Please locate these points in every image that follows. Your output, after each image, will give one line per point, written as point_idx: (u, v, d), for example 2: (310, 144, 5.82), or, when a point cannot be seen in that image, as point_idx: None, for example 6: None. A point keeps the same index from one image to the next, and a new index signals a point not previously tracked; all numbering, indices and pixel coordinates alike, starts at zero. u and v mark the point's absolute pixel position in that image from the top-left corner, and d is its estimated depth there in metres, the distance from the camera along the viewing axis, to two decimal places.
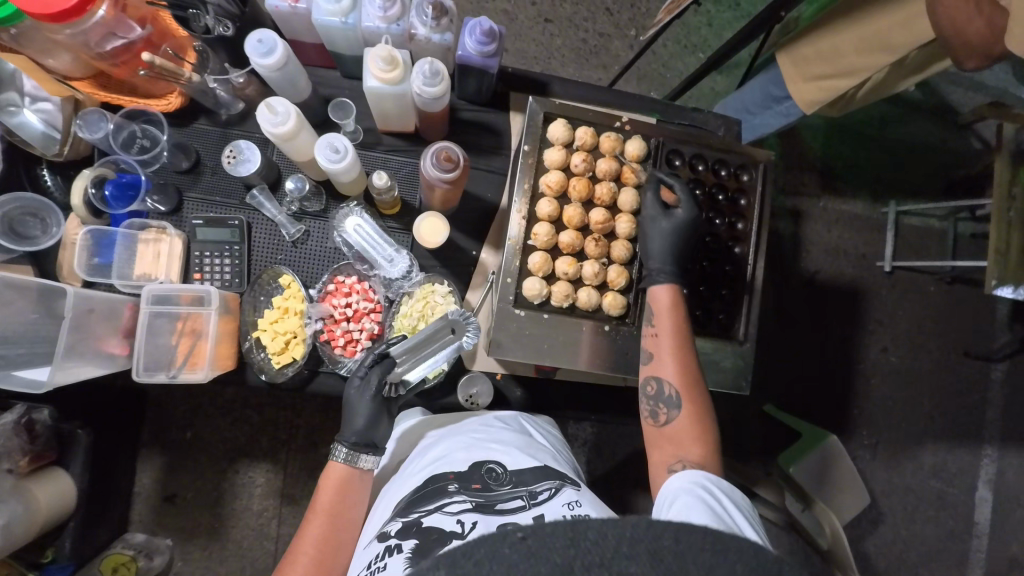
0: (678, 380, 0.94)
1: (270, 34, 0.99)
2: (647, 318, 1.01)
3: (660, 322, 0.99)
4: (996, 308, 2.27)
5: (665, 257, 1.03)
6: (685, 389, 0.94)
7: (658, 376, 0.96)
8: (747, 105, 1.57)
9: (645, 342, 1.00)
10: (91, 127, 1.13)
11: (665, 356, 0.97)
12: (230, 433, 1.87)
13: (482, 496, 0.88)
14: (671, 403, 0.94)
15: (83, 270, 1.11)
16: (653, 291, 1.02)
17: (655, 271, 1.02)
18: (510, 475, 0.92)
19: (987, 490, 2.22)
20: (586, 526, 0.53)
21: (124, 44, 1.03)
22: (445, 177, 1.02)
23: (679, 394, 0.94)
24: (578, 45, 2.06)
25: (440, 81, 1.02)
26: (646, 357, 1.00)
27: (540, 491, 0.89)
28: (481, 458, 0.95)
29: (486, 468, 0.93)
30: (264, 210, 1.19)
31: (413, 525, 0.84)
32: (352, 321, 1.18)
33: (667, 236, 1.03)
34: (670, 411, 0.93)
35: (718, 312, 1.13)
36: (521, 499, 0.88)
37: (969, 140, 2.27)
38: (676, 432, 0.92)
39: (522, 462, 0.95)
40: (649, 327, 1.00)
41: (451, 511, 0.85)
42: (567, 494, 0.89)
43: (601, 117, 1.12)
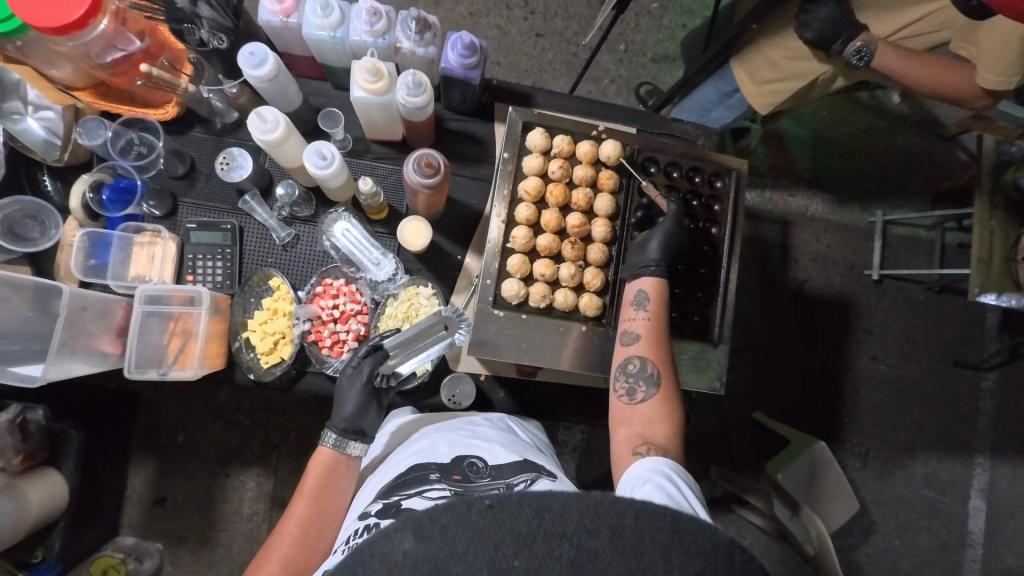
0: (658, 361, 1.00)
1: (261, 47, 1.04)
2: (633, 303, 1.06)
3: (646, 307, 1.04)
4: (984, 316, 2.29)
5: (655, 254, 1.08)
6: (662, 370, 0.99)
7: (635, 355, 1.01)
8: (701, 105, 1.66)
9: (628, 325, 1.04)
10: (90, 134, 1.18)
11: (647, 339, 1.01)
12: (223, 436, 1.89)
13: (461, 486, 0.90)
14: (648, 381, 0.98)
15: (80, 270, 1.15)
16: (641, 280, 1.07)
17: (647, 263, 1.07)
18: (490, 469, 0.95)
19: (980, 500, 2.22)
20: (551, 499, 0.54)
21: (123, 56, 1.09)
22: (426, 182, 1.06)
23: (658, 373, 0.98)
24: (569, 58, 2.12)
25: (423, 92, 1.07)
26: (628, 338, 1.03)
27: (517, 483, 0.91)
28: (464, 453, 0.98)
29: (467, 462, 0.95)
30: (256, 214, 1.23)
31: (392, 506, 0.87)
32: (339, 323, 1.21)
33: (659, 236, 1.08)
34: (648, 390, 0.97)
35: (693, 314, 1.17)
36: (498, 491, 0.90)
37: (953, 151, 2.32)
38: (649, 409, 0.96)
39: (502, 457, 0.97)
40: (636, 311, 1.04)
41: (430, 496, 0.87)
42: (543, 483, 0.91)
43: (580, 126, 1.17)
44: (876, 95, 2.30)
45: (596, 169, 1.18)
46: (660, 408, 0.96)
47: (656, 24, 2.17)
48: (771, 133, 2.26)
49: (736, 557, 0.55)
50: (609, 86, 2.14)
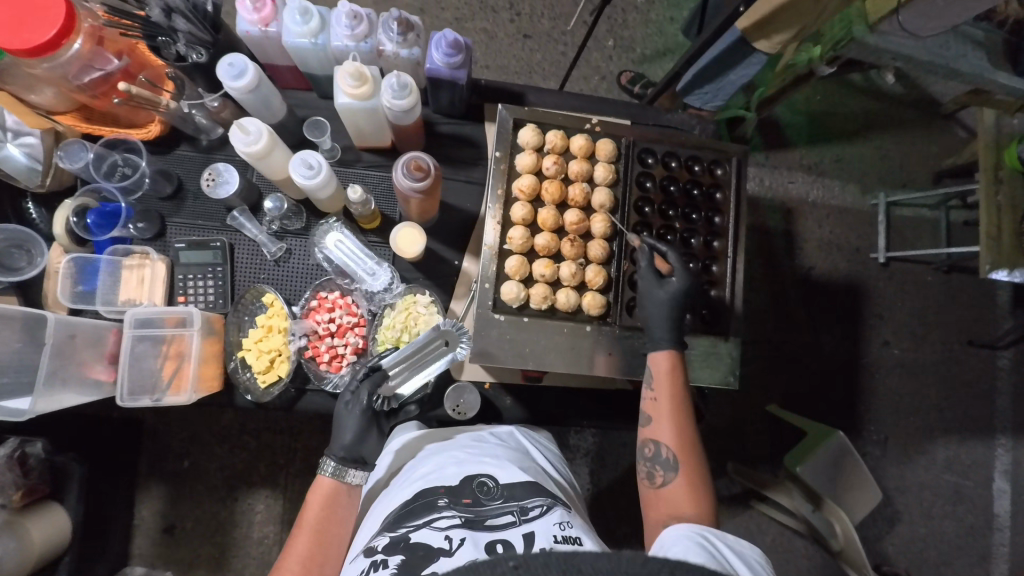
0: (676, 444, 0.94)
1: (240, 57, 1.02)
2: (646, 381, 1.01)
3: (657, 387, 0.99)
4: (996, 293, 2.24)
5: (664, 327, 1.02)
6: (682, 453, 0.94)
7: (655, 440, 0.97)
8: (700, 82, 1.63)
9: (644, 406, 1.00)
10: (72, 157, 1.16)
11: (664, 422, 0.96)
12: (227, 460, 1.85)
13: (472, 510, 0.86)
14: (667, 465, 0.94)
15: (67, 297, 1.12)
16: (653, 356, 1.01)
17: (659, 340, 1.02)
18: (502, 489, 0.90)
19: (1005, 482, 2.16)
20: (581, 559, 0.60)
21: (102, 76, 1.06)
22: (416, 186, 1.03)
23: (677, 457, 0.94)
24: (557, 58, 2.10)
25: (409, 93, 1.03)
26: (644, 420, 1.00)
27: (531, 507, 0.87)
28: (474, 471, 0.93)
29: (477, 482, 0.91)
30: (245, 230, 1.20)
31: (401, 541, 0.83)
32: (336, 336, 1.18)
33: (668, 301, 1.03)
34: (667, 474, 0.93)
35: (703, 307, 1.12)
36: (511, 514, 0.86)
37: (953, 128, 2.29)
38: (672, 493, 0.92)
39: (513, 476, 0.93)
40: (647, 391, 1.00)
41: (439, 527, 0.83)
42: (558, 513, 0.87)
43: (571, 120, 1.14)
44: (870, 77, 2.27)
45: (591, 163, 1.14)
46: (682, 494, 0.91)
47: (644, 19, 2.14)
48: (766, 121, 2.22)
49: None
50: (600, 83, 2.11)
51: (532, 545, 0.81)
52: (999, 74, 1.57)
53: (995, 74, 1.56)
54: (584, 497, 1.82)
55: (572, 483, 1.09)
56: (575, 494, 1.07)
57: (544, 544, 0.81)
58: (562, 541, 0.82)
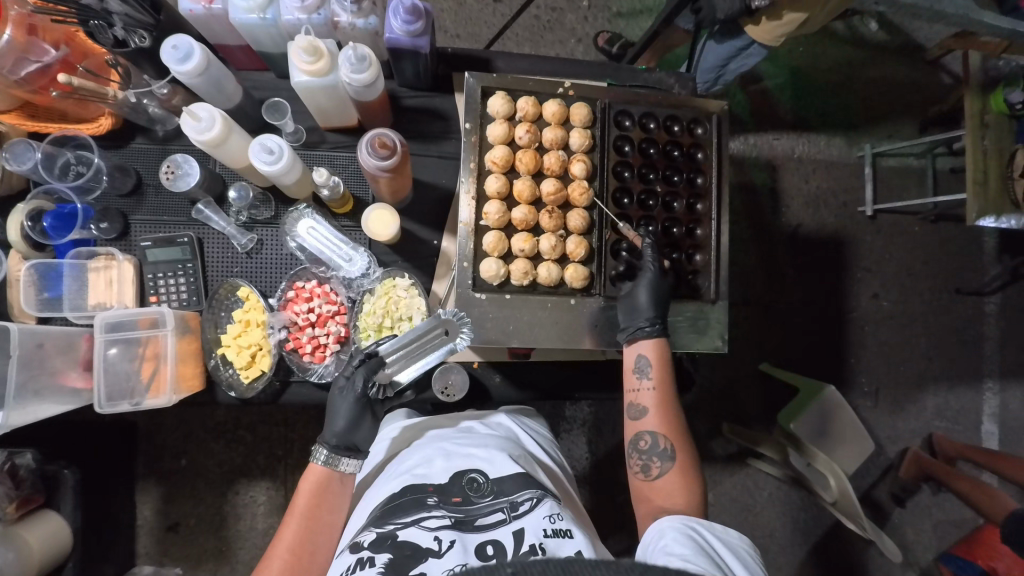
0: (669, 432, 0.96)
1: (185, 38, 0.95)
2: (636, 369, 1.00)
3: (651, 374, 0.99)
4: (983, 239, 2.24)
5: (651, 313, 1.00)
6: (677, 441, 0.95)
7: (646, 431, 0.97)
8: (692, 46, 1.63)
9: (634, 396, 0.99)
10: (19, 158, 1.08)
11: (654, 412, 0.97)
12: (225, 456, 1.84)
13: (461, 510, 0.85)
14: (662, 456, 0.94)
15: (33, 306, 1.07)
16: (636, 345, 1.00)
17: (641, 325, 1.00)
18: (492, 484, 0.88)
19: (992, 424, 2.21)
20: (577, 568, 0.58)
21: (39, 68, 1.00)
22: (384, 165, 0.98)
23: (672, 447, 0.95)
24: (531, 22, 2.01)
25: (369, 66, 0.97)
26: (634, 412, 0.99)
27: (521, 502, 0.86)
28: (463, 467, 0.91)
29: (467, 479, 0.89)
30: (213, 223, 1.16)
31: (388, 538, 0.81)
32: (317, 327, 1.15)
33: (651, 299, 1.01)
34: (663, 464, 0.94)
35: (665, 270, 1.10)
36: (501, 512, 0.84)
37: (938, 75, 2.24)
38: (666, 485, 0.93)
39: (504, 469, 0.91)
40: (642, 381, 0.99)
41: (428, 527, 0.82)
42: (548, 505, 0.86)
43: (544, 85, 1.08)
44: (853, 25, 2.21)
45: (566, 130, 1.09)
46: (675, 486, 0.92)
47: None
48: (749, 77, 2.16)
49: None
50: (577, 46, 2.03)
51: (521, 543, 0.80)
52: (984, 14, 1.52)
53: (981, 14, 1.50)
54: (583, 466, 1.84)
55: (562, 466, 1.09)
56: (565, 476, 1.07)
57: (533, 541, 0.81)
58: (552, 535, 0.81)
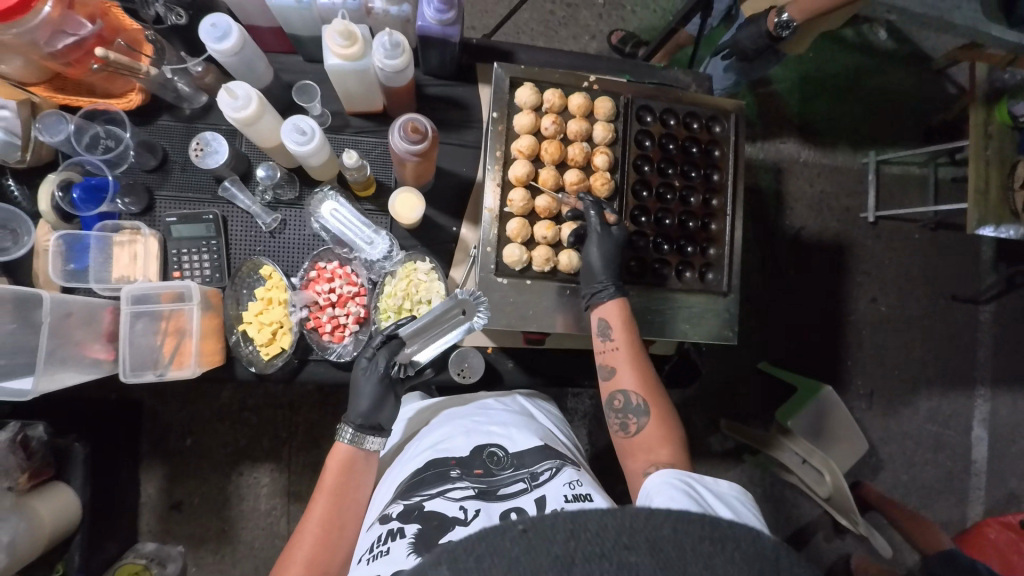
0: (641, 389, 0.98)
1: (224, 18, 0.97)
2: (598, 333, 1.02)
3: (613, 333, 1.01)
4: (980, 248, 2.29)
5: (606, 274, 1.03)
6: (650, 397, 0.97)
7: (621, 389, 0.99)
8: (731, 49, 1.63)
9: (603, 357, 1.01)
10: (51, 130, 1.09)
11: (625, 370, 0.99)
12: (230, 437, 1.86)
13: (484, 481, 0.88)
14: (638, 411, 0.97)
15: (59, 276, 1.09)
16: (599, 309, 1.02)
17: (605, 287, 1.02)
18: (512, 458, 0.92)
19: (982, 430, 2.26)
20: (585, 519, 0.46)
21: (75, 42, 1.01)
22: (414, 149, 1.01)
23: (646, 401, 0.97)
24: (546, 16, 2.03)
25: (402, 53, 1.00)
26: (606, 372, 1.02)
27: (541, 472, 0.89)
28: (482, 442, 0.95)
29: (487, 452, 0.93)
30: (237, 201, 1.18)
31: (415, 509, 0.84)
32: (337, 307, 1.17)
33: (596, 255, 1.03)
34: (640, 419, 0.96)
35: (653, 260, 1.13)
36: (522, 482, 0.88)
37: (943, 85, 2.29)
38: (647, 439, 0.94)
39: (522, 443, 0.95)
40: (604, 340, 1.01)
41: (453, 497, 0.85)
42: (568, 473, 0.89)
43: (569, 78, 1.11)
44: (862, 32, 2.24)
45: (590, 122, 1.12)
46: (654, 435, 0.94)
47: None
48: (758, 80, 2.19)
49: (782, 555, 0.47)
50: (591, 44, 2.06)
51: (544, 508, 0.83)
52: (992, 27, 1.56)
53: (989, 26, 1.55)
54: None
55: (576, 444, 1.12)
56: (580, 454, 1.10)
57: (556, 504, 0.83)
58: (572, 499, 0.84)
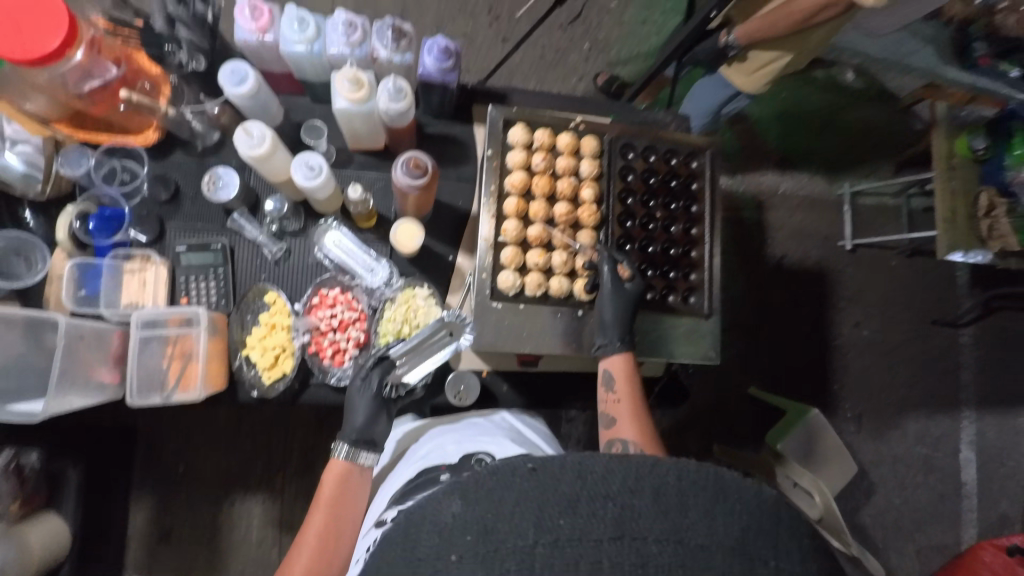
0: (639, 438, 1.06)
1: (242, 65, 1.06)
2: (604, 384, 1.12)
3: (616, 386, 1.11)
4: (956, 274, 2.40)
5: (614, 330, 1.11)
6: (646, 445, 1.06)
7: (620, 437, 1.08)
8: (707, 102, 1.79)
9: (606, 406, 1.11)
10: (72, 164, 1.19)
11: (625, 420, 1.09)
12: (223, 465, 1.86)
13: None
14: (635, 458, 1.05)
15: (70, 301, 1.14)
16: (608, 360, 1.11)
17: (611, 341, 1.10)
18: None
19: (970, 451, 2.31)
20: (592, 463, 0.51)
21: (99, 85, 1.08)
22: (415, 183, 1.08)
23: (642, 449, 1.05)
24: (537, 59, 2.17)
25: (405, 97, 1.09)
26: (608, 420, 1.11)
27: None
28: (471, 450, 0.99)
29: (475, 458, 0.97)
30: (245, 232, 1.24)
31: None
32: (338, 332, 1.22)
33: (613, 310, 1.10)
34: None
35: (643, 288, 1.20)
36: None
37: (911, 122, 2.44)
38: None
39: (509, 449, 0.99)
40: (609, 392, 1.11)
41: None
42: None
43: (556, 119, 1.20)
44: (833, 73, 2.41)
45: (576, 159, 1.21)
46: None
47: (617, 21, 2.23)
48: (737, 117, 2.33)
49: (783, 513, 0.52)
50: (579, 85, 2.19)
51: None
52: (947, 70, 1.74)
53: (946, 70, 1.73)
54: None
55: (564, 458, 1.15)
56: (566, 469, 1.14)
57: None
58: None
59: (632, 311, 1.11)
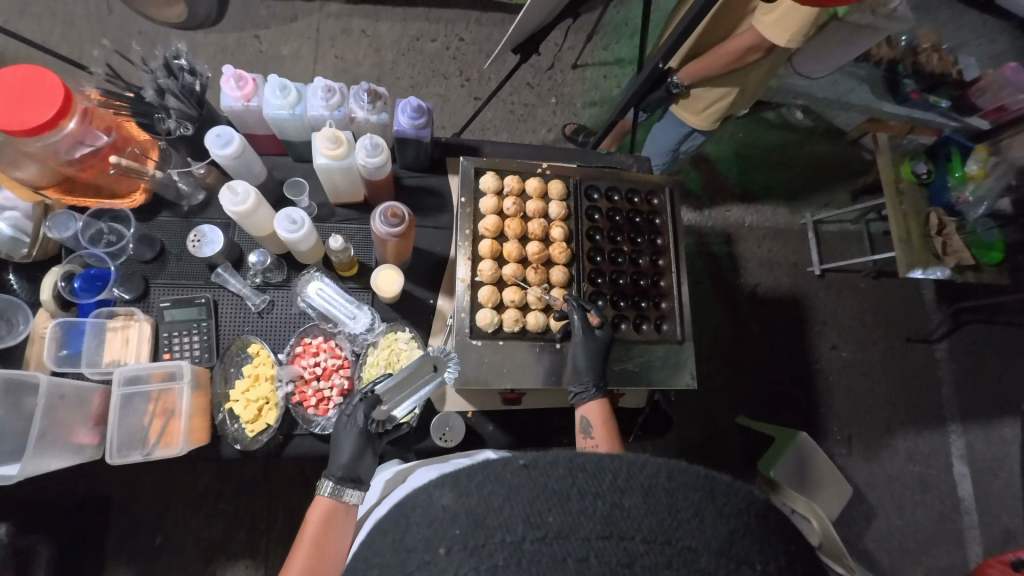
0: None
1: (227, 129, 1.13)
2: (582, 429, 1.14)
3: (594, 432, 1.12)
4: (922, 291, 2.51)
5: (587, 376, 1.13)
6: None
7: None
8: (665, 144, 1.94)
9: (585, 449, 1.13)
10: (60, 227, 1.21)
11: None
12: (204, 532, 1.78)
13: None
14: None
15: (52, 361, 1.13)
16: (586, 407, 1.13)
17: (587, 388, 1.12)
18: None
19: (963, 465, 2.33)
20: (585, 460, 0.48)
21: (91, 151, 1.14)
22: (393, 231, 1.14)
23: None
24: (507, 114, 2.32)
25: (381, 152, 1.17)
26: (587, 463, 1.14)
27: None
28: None
29: None
30: (229, 286, 1.27)
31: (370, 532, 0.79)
32: (322, 380, 1.22)
33: (585, 357, 1.13)
34: None
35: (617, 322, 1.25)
36: None
37: (860, 153, 2.63)
38: None
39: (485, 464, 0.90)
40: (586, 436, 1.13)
41: None
42: None
43: (524, 166, 1.29)
44: (782, 114, 2.61)
45: (545, 201, 1.29)
46: None
47: (580, 77, 2.41)
48: (698, 158, 2.49)
49: (773, 516, 0.49)
50: (548, 136, 2.34)
51: None
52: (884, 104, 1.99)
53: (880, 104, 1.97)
54: None
55: None
56: None
57: None
58: None
59: (604, 356, 1.14)
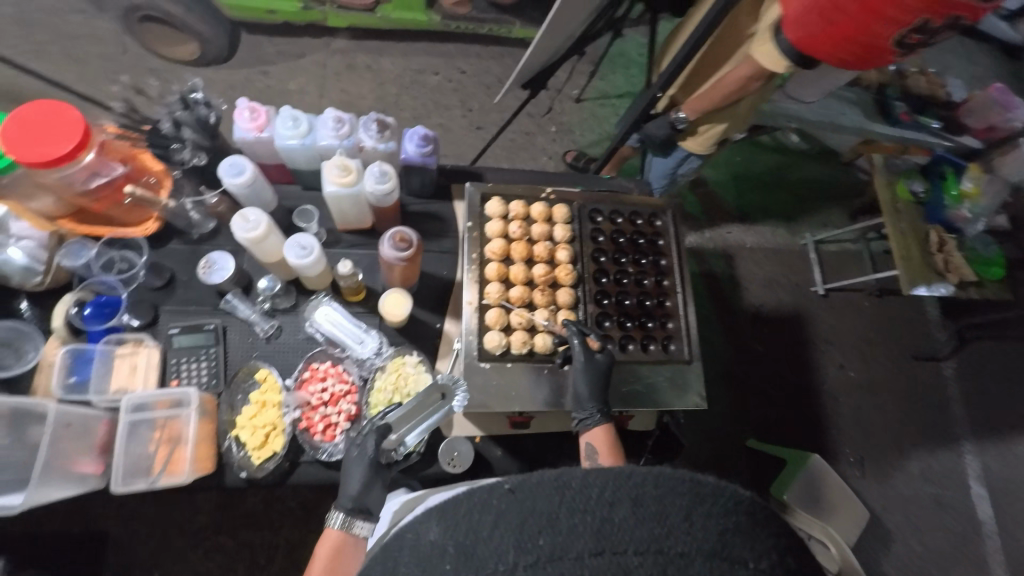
0: None
1: (240, 158, 1.15)
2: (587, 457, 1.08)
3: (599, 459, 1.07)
4: (926, 309, 2.50)
5: (590, 401, 1.11)
6: None
7: None
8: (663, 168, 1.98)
9: None
10: (73, 255, 1.24)
11: None
12: (203, 567, 1.73)
13: None
14: None
15: (60, 389, 1.13)
16: (591, 432, 1.10)
17: (591, 414, 1.10)
18: None
19: (981, 487, 2.28)
20: (568, 477, 0.52)
21: (106, 181, 1.16)
22: (401, 255, 1.15)
23: None
24: (508, 142, 2.38)
25: (389, 179, 1.19)
26: None
27: None
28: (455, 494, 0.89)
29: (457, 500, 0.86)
30: (238, 311, 1.28)
31: None
32: (329, 405, 1.22)
33: (587, 383, 1.12)
34: None
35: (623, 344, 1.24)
36: None
37: (855, 175, 2.67)
38: None
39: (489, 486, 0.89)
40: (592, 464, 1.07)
41: None
42: None
43: (528, 190, 1.32)
44: (777, 138, 2.67)
45: (550, 225, 1.31)
46: None
47: (578, 106, 2.48)
48: (696, 182, 2.54)
49: (759, 513, 0.52)
50: (548, 162, 2.39)
51: None
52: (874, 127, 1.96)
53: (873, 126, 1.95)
54: None
55: None
56: None
57: None
58: None
59: (606, 379, 1.13)
